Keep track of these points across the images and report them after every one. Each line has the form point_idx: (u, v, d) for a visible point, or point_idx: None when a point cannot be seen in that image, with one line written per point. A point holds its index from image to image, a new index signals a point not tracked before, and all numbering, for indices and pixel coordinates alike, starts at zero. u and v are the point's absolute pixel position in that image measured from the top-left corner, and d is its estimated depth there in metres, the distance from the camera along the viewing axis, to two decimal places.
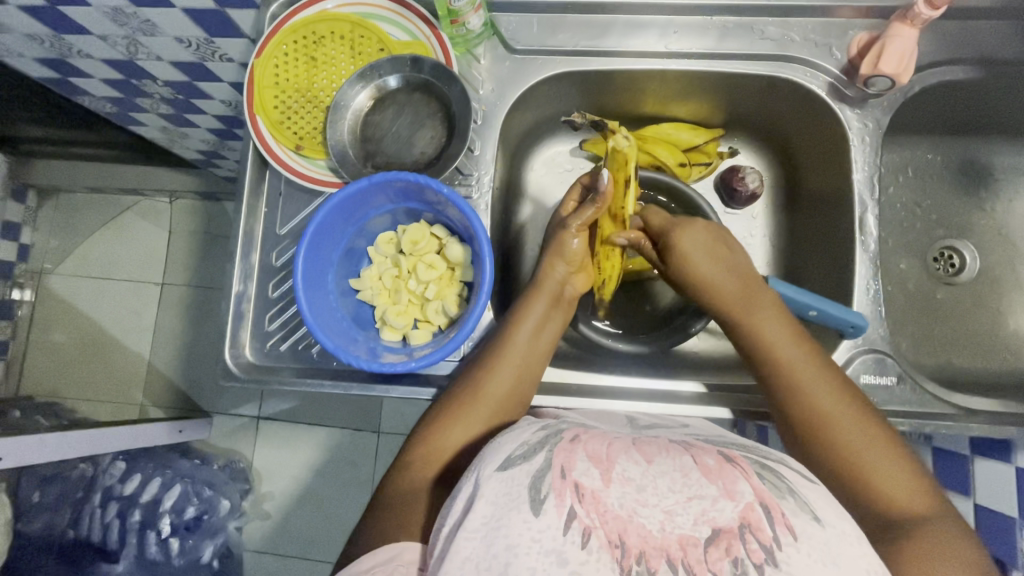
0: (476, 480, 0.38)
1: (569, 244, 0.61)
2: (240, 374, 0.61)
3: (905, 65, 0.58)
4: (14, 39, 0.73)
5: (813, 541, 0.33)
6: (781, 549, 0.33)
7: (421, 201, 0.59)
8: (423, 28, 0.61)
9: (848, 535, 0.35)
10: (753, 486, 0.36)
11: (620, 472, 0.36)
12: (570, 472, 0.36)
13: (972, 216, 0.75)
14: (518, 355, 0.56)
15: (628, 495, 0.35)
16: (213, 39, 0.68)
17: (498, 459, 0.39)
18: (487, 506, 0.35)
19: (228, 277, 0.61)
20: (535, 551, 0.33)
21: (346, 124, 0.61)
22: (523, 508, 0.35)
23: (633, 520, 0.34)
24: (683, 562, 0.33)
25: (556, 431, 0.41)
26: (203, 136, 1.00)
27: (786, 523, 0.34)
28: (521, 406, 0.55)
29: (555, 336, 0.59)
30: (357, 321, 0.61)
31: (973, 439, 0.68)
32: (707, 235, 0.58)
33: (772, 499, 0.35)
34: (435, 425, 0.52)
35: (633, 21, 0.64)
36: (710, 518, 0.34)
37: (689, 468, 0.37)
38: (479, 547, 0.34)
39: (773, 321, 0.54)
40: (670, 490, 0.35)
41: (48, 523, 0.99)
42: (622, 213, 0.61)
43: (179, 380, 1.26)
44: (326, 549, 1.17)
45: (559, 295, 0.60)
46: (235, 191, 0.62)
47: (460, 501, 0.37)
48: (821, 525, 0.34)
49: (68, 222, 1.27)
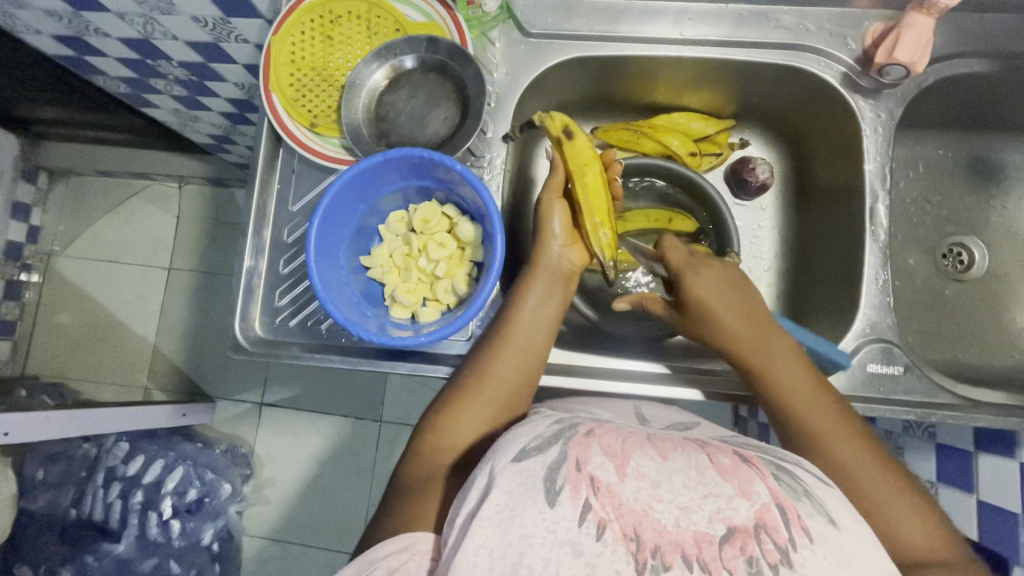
0: (491, 471, 0.38)
1: (557, 210, 0.61)
2: (249, 347, 0.62)
3: (920, 54, 0.58)
4: (33, 15, 0.74)
5: (828, 544, 0.34)
6: (796, 551, 0.33)
7: (434, 178, 0.59)
8: (440, 10, 0.61)
9: (864, 539, 0.35)
10: (769, 486, 0.36)
11: (636, 467, 0.36)
12: (585, 465, 0.36)
13: (982, 213, 0.75)
14: (522, 333, 0.56)
15: (642, 490, 0.35)
16: (229, 19, 0.69)
17: (512, 450, 0.39)
18: (501, 495, 0.35)
19: (239, 252, 0.62)
20: (550, 541, 0.33)
21: (360, 102, 0.61)
22: (539, 499, 0.35)
23: (648, 515, 0.34)
24: (698, 558, 0.33)
25: (570, 425, 0.42)
26: (215, 119, 1.00)
27: (802, 525, 0.34)
28: (529, 386, 0.55)
29: (559, 310, 0.59)
30: (368, 298, 0.62)
31: (978, 435, 0.68)
32: (720, 279, 0.56)
33: (787, 501, 0.35)
34: (442, 414, 0.53)
35: (647, 8, 0.64)
36: (725, 516, 0.34)
37: (705, 466, 0.37)
38: (493, 534, 0.34)
39: (788, 367, 0.53)
40: (685, 487, 0.36)
41: (51, 501, 1.02)
42: (579, 159, 0.61)
43: (183, 363, 1.26)
44: (326, 534, 1.17)
45: (557, 271, 0.60)
46: (250, 169, 0.63)
47: (475, 491, 0.38)
48: (838, 528, 0.35)
49: (78, 206, 1.30)
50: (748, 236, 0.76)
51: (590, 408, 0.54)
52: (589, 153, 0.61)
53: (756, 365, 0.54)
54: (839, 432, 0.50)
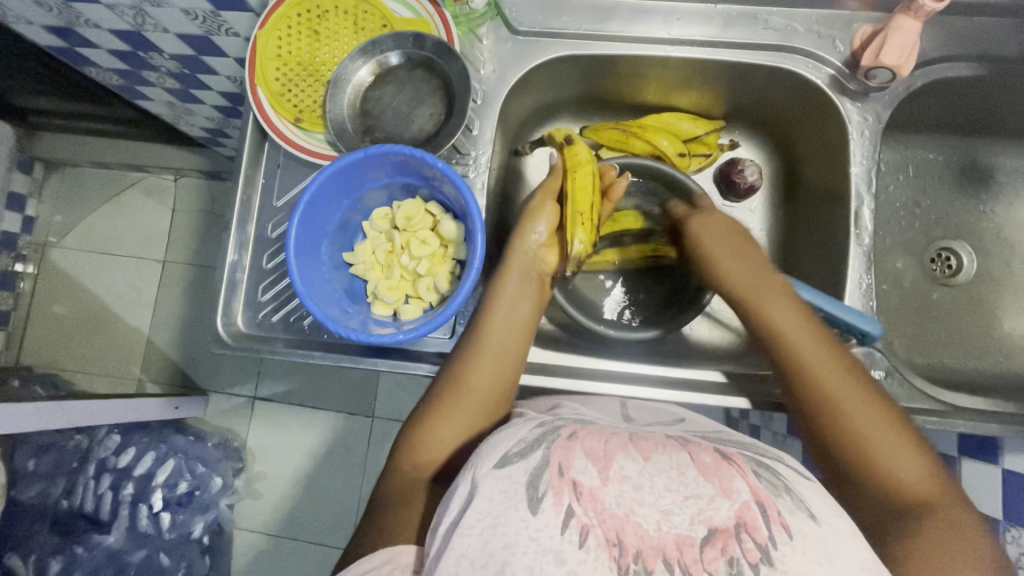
0: (473, 478, 0.38)
1: (548, 210, 0.60)
2: (231, 342, 0.61)
3: (905, 57, 0.58)
4: (23, 5, 0.73)
5: (807, 540, 0.34)
6: (776, 548, 0.33)
7: (418, 175, 0.59)
8: (426, 5, 0.61)
9: (844, 533, 0.35)
10: (750, 484, 0.36)
11: (618, 470, 0.36)
12: (568, 470, 0.36)
13: (972, 216, 0.75)
14: (495, 340, 0.55)
15: (625, 493, 0.35)
16: (219, 13, 0.68)
17: (494, 457, 0.39)
18: (484, 502, 0.36)
19: (223, 247, 0.62)
20: (532, 549, 0.33)
21: (346, 97, 0.61)
22: (522, 507, 0.35)
23: (630, 518, 0.34)
24: (679, 562, 0.33)
25: (552, 428, 0.42)
26: (208, 112, 1.00)
27: (782, 522, 0.34)
28: (513, 382, 0.55)
29: (534, 312, 0.58)
30: (349, 294, 0.62)
31: (962, 440, 0.68)
32: (721, 229, 0.60)
33: (768, 498, 0.35)
34: (423, 421, 0.52)
35: (637, 7, 0.64)
36: (706, 518, 0.34)
37: (686, 465, 0.37)
38: (475, 543, 0.35)
39: (786, 310, 0.52)
40: (667, 489, 0.36)
41: (42, 491, 1.01)
42: (574, 167, 0.61)
43: (177, 355, 1.26)
44: (317, 528, 1.18)
45: (530, 270, 0.59)
46: (234, 164, 0.63)
47: (457, 500, 0.38)
48: (817, 522, 0.35)
49: (74, 196, 1.29)
50: None
51: (577, 405, 0.54)
52: (584, 163, 0.61)
53: (758, 311, 0.53)
54: (841, 378, 0.48)
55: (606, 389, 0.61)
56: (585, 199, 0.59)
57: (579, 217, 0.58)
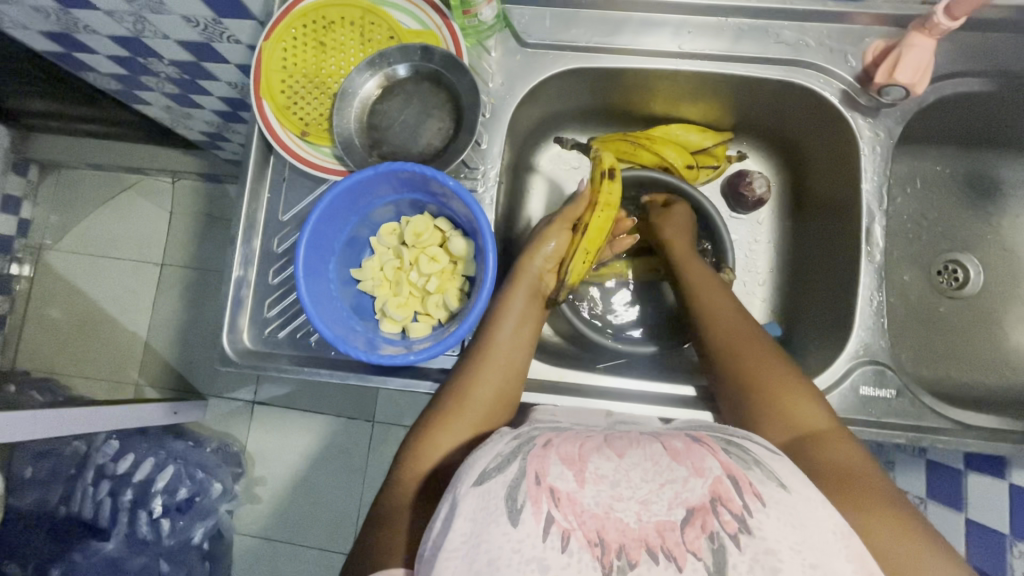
0: (454, 499, 0.37)
1: (561, 237, 0.61)
2: (237, 359, 0.61)
3: (920, 75, 0.58)
4: (20, 11, 0.72)
5: (780, 507, 0.35)
6: (752, 516, 0.34)
7: (426, 192, 0.58)
8: (434, 17, 0.60)
9: (813, 500, 0.36)
10: (720, 460, 0.37)
11: (594, 470, 0.36)
12: (544, 477, 0.36)
13: (979, 229, 0.75)
14: (501, 354, 0.54)
15: (603, 492, 0.35)
16: (222, 20, 0.67)
17: (474, 473, 0.38)
18: (466, 523, 0.35)
19: (228, 262, 0.61)
20: (515, 561, 0.33)
21: (353, 112, 0.60)
22: (502, 520, 0.34)
23: (610, 516, 0.34)
24: (662, 548, 0.33)
25: (528, 439, 0.41)
26: (207, 117, 0.99)
27: (754, 491, 0.35)
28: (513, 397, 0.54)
29: (536, 330, 0.58)
30: (356, 311, 0.61)
31: (968, 455, 0.68)
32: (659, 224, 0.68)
33: (738, 471, 0.36)
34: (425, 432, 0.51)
35: (647, 19, 0.63)
36: (683, 499, 0.34)
37: (659, 455, 0.38)
38: (461, 565, 0.34)
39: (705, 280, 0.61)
40: (643, 481, 0.36)
41: (39, 498, 1.00)
42: (602, 204, 0.60)
43: (175, 360, 1.25)
44: (317, 535, 1.17)
45: (536, 289, 0.59)
46: (238, 176, 0.62)
47: (440, 520, 0.37)
48: (788, 491, 0.36)
49: (69, 198, 1.26)
50: (743, 250, 0.76)
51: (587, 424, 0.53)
52: (613, 201, 0.60)
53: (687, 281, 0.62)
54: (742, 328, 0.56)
55: (612, 405, 0.60)
56: (597, 237, 0.60)
57: (585, 253, 0.59)
